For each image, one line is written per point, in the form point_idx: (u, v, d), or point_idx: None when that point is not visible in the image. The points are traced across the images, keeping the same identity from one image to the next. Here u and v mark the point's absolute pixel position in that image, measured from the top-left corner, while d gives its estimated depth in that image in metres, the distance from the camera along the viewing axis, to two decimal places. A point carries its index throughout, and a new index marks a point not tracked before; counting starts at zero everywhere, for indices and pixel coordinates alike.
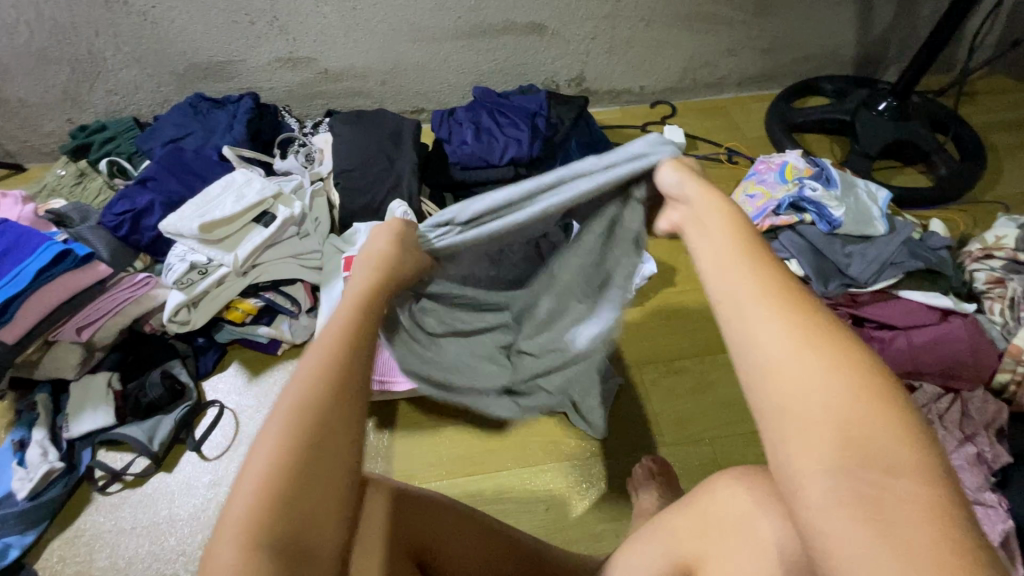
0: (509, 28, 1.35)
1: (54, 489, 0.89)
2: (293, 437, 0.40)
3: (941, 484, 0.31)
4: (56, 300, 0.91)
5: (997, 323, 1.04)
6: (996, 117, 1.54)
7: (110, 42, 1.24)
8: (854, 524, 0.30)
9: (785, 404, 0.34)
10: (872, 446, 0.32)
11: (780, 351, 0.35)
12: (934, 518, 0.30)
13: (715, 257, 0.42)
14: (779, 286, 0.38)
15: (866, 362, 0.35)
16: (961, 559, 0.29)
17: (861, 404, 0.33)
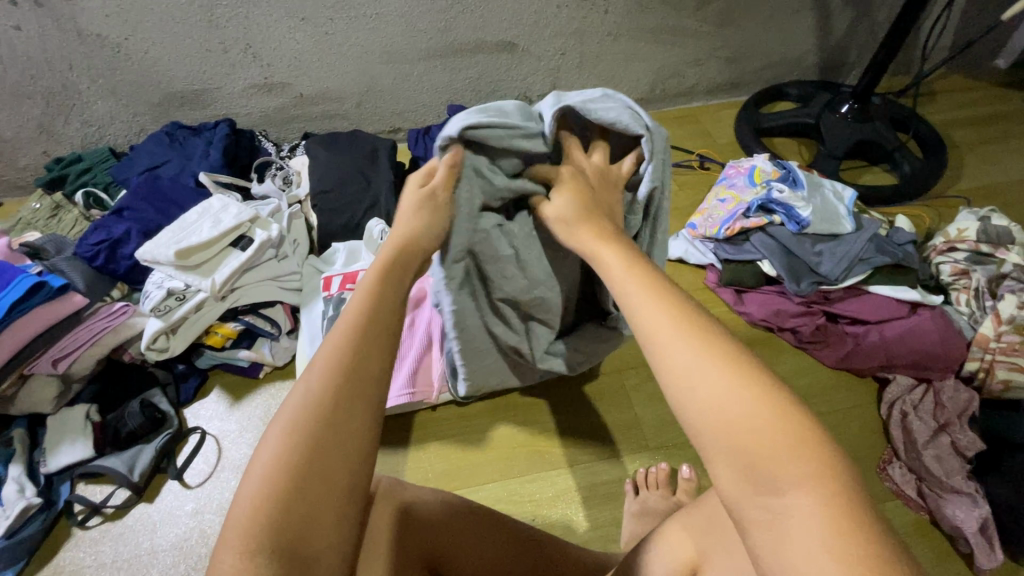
0: (480, 46, 1.38)
1: (32, 526, 0.88)
2: (281, 453, 0.43)
3: (831, 490, 0.37)
4: (31, 333, 0.90)
5: (964, 314, 1.07)
6: (955, 114, 1.60)
7: (84, 75, 1.25)
8: (760, 536, 0.37)
9: (703, 439, 0.41)
10: (770, 468, 0.38)
11: (687, 390, 0.42)
12: (827, 526, 0.35)
13: (629, 305, 0.48)
14: (692, 324, 0.45)
15: (765, 388, 0.41)
16: (848, 555, 0.34)
17: (761, 428, 0.39)
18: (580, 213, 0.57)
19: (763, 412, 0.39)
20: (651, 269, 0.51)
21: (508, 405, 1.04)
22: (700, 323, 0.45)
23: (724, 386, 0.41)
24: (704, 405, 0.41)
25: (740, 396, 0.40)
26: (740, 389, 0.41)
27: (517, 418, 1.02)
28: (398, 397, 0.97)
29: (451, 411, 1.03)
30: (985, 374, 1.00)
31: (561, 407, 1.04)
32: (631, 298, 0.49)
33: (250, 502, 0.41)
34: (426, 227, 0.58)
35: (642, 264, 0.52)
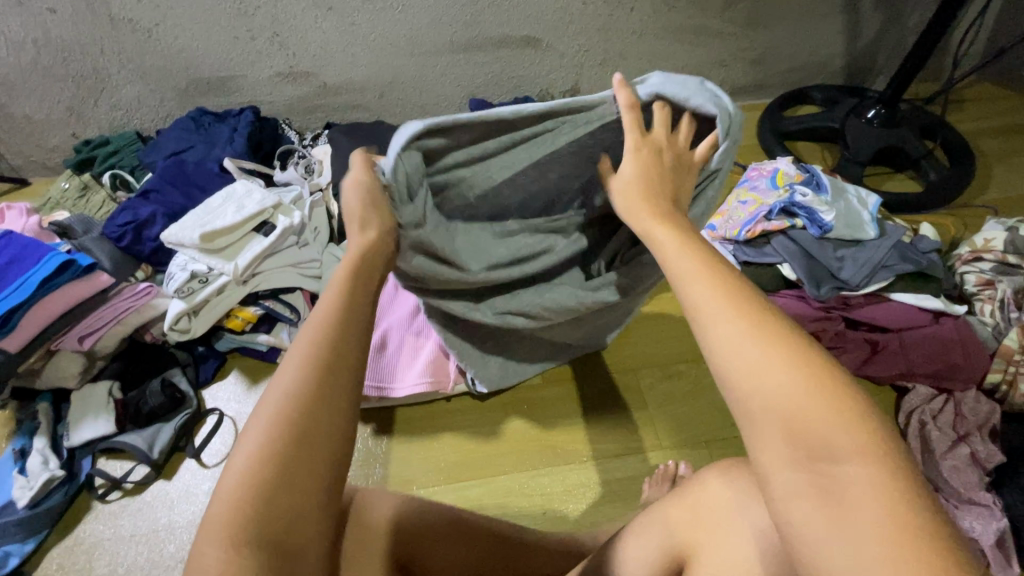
0: (504, 41, 1.38)
1: (54, 497, 0.90)
2: (271, 437, 0.44)
3: (885, 462, 0.39)
4: (59, 310, 0.92)
5: (987, 324, 1.05)
6: (984, 123, 1.57)
7: (114, 59, 1.27)
8: (812, 508, 0.39)
9: (751, 412, 0.42)
10: (823, 440, 0.40)
11: (737, 362, 0.43)
12: (882, 493, 0.37)
13: (680, 283, 0.49)
14: (739, 301, 0.46)
15: (814, 361, 0.42)
16: (901, 520, 0.36)
17: (809, 403, 0.41)
18: (632, 187, 0.58)
19: (818, 390, 0.41)
20: (697, 242, 0.53)
21: (522, 400, 1.04)
22: (750, 299, 0.47)
23: (780, 365, 0.42)
24: (757, 379, 0.42)
25: (792, 373, 0.42)
26: (794, 367, 0.42)
27: (531, 412, 1.03)
28: (414, 385, 0.98)
29: (465, 403, 1.04)
30: (1009, 387, 0.99)
31: (576, 403, 1.04)
32: (687, 276, 0.50)
33: (232, 497, 0.42)
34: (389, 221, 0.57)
35: (688, 237, 0.53)
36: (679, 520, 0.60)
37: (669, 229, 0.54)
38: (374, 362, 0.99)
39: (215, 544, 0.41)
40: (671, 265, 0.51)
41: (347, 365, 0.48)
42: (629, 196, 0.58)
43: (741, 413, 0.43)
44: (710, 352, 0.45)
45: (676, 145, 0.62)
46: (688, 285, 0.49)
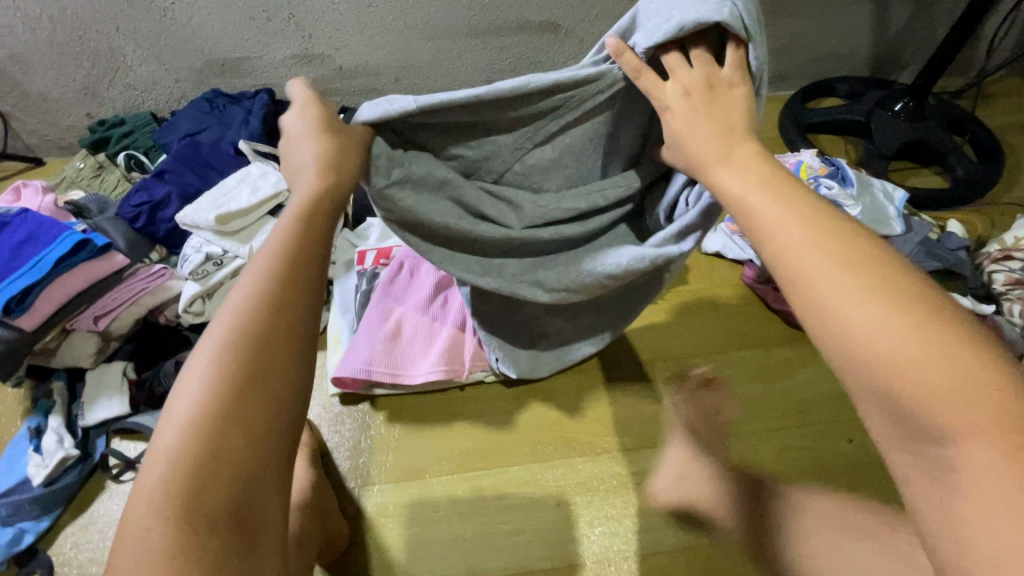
0: (523, 25, 1.35)
1: (69, 476, 0.90)
2: (208, 402, 0.44)
3: (1017, 439, 0.37)
4: (75, 289, 0.92)
5: (1016, 325, 1.02)
6: (1014, 119, 1.52)
7: (130, 38, 1.26)
8: (928, 482, 0.40)
9: (861, 386, 0.42)
10: (943, 417, 0.38)
11: (843, 328, 0.42)
12: (1012, 474, 0.36)
13: (780, 240, 0.48)
14: (846, 267, 0.44)
15: (937, 332, 0.40)
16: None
17: (930, 380, 0.39)
18: (718, 140, 0.55)
19: (937, 361, 0.39)
20: (796, 196, 0.50)
21: (535, 390, 1.03)
22: (864, 261, 0.44)
23: (893, 333, 0.40)
24: (864, 348, 0.41)
25: (903, 342, 0.40)
26: (909, 335, 0.40)
27: (544, 403, 1.02)
28: (429, 374, 0.97)
29: (479, 392, 1.02)
30: None
31: (589, 395, 1.02)
32: (787, 234, 0.47)
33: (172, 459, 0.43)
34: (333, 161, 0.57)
35: (791, 189, 0.51)
36: None
37: (768, 181, 0.51)
38: (389, 349, 0.98)
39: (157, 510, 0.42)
40: (767, 228, 0.49)
41: (279, 325, 0.48)
42: (715, 149, 0.55)
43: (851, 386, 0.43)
44: (816, 324, 0.44)
45: (706, 76, 0.57)
46: (787, 241, 0.47)
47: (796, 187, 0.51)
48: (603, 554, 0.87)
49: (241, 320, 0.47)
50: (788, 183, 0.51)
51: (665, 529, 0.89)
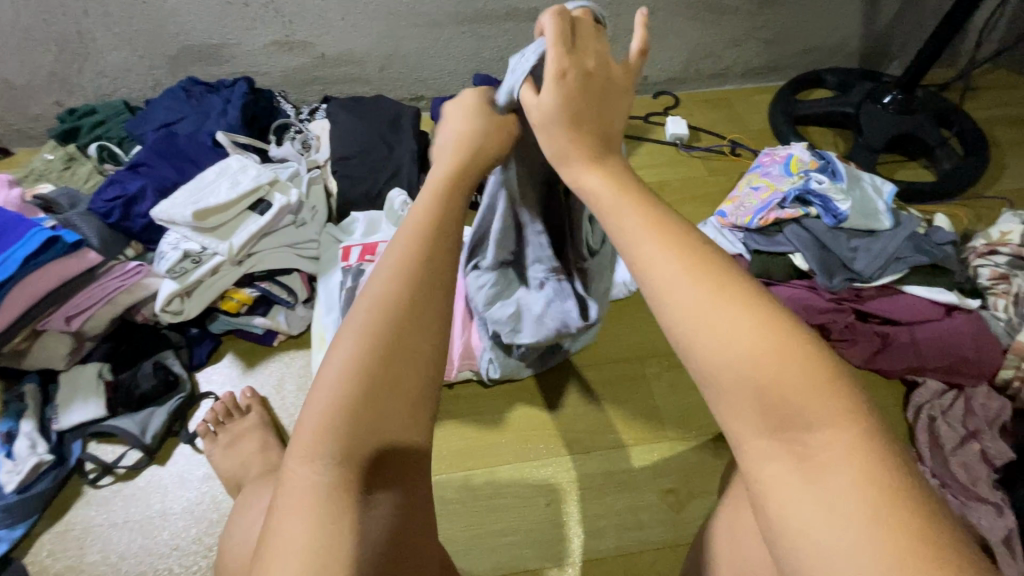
0: (511, 13, 1.32)
1: (43, 483, 0.87)
2: (366, 359, 0.48)
3: (856, 421, 0.39)
4: (44, 288, 0.88)
5: (1000, 320, 1.03)
6: (999, 111, 1.53)
7: (100, 22, 1.20)
8: (785, 470, 0.40)
9: (716, 382, 0.42)
10: (791, 405, 0.40)
11: (704, 341, 0.42)
12: (853, 453, 0.38)
13: (644, 250, 0.47)
14: (693, 264, 0.45)
15: (778, 325, 0.42)
16: (878, 480, 0.37)
17: (776, 368, 0.40)
18: (588, 133, 0.54)
19: (784, 358, 0.40)
20: (643, 197, 0.50)
21: (524, 388, 1.02)
22: (720, 271, 0.45)
23: (750, 337, 0.41)
24: (727, 357, 0.41)
25: (760, 343, 0.41)
26: (763, 337, 0.41)
27: (534, 401, 1.01)
28: None
29: (468, 390, 1.02)
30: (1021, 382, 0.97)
31: (578, 391, 1.02)
32: (645, 245, 0.47)
33: (332, 403, 0.47)
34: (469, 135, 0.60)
35: (644, 199, 0.50)
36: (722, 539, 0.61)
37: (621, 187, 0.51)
38: None
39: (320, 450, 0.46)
40: (616, 224, 0.49)
41: (422, 299, 0.51)
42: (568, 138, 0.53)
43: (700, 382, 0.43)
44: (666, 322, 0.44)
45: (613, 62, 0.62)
46: (643, 251, 0.47)
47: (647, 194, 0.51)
48: (594, 553, 0.87)
49: (377, 320, 0.49)
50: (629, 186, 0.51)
51: (654, 526, 0.89)
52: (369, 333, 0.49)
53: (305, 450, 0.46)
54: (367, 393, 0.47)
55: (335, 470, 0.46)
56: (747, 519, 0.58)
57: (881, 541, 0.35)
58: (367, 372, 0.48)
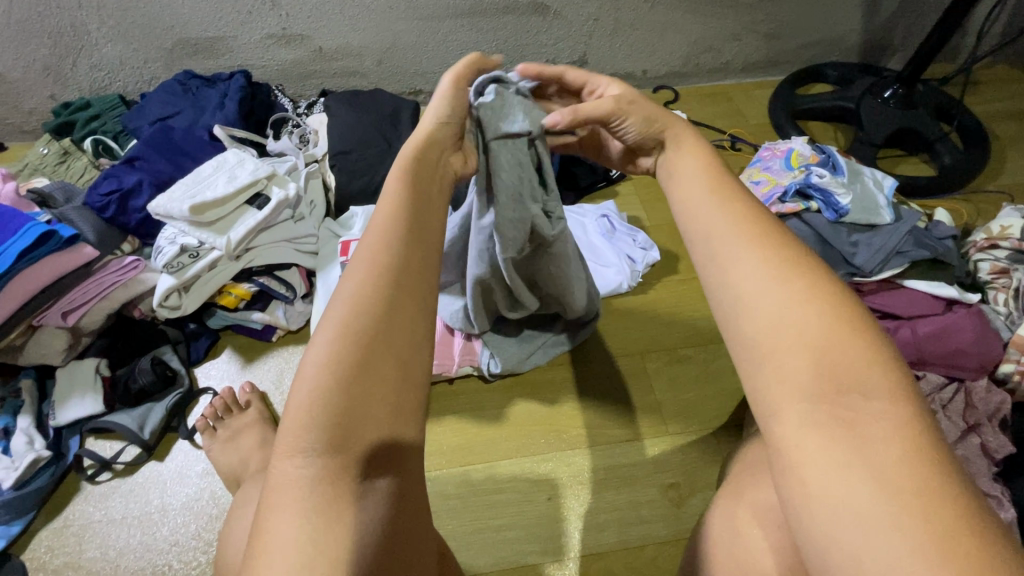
0: (511, 7, 1.31)
1: (41, 478, 0.87)
2: (345, 332, 0.45)
3: (910, 404, 0.40)
4: (40, 283, 0.87)
5: (1000, 314, 1.03)
6: (1000, 106, 1.53)
7: (94, 15, 1.19)
8: (827, 440, 0.40)
9: (769, 343, 0.45)
10: (846, 375, 0.42)
11: (766, 308, 0.46)
12: (905, 430, 0.39)
13: (716, 227, 0.52)
14: (762, 238, 0.50)
15: (841, 302, 0.45)
16: (926, 457, 0.38)
17: (835, 335, 0.43)
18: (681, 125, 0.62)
19: (848, 331, 0.43)
20: (720, 182, 0.55)
21: (524, 383, 1.02)
22: (780, 241, 0.49)
23: (816, 310, 0.45)
24: (785, 324, 0.45)
25: (825, 315, 0.44)
26: (829, 311, 0.44)
27: (534, 397, 1.00)
28: None
29: (469, 385, 1.02)
30: (1021, 377, 0.96)
31: (578, 386, 1.02)
32: (717, 222, 0.52)
33: (316, 378, 0.44)
34: (442, 117, 0.60)
35: (728, 182, 0.55)
36: (717, 533, 0.60)
37: (710, 170, 0.57)
38: None
39: (302, 432, 0.43)
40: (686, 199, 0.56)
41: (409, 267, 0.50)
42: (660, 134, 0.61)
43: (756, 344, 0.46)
44: (724, 285, 0.49)
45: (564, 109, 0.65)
46: (715, 228, 0.52)
47: (729, 181, 0.56)
48: (595, 548, 0.86)
49: (365, 294, 0.47)
50: (716, 171, 0.57)
51: (656, 521, 0.89)
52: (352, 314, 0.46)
53: (291, 441, 0.43)
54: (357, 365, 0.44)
55: (313, 456, 0.42)
56: (750, 512, 0.58)
57: (925, 513, 0.36)
58: (354, 344, 0.45)
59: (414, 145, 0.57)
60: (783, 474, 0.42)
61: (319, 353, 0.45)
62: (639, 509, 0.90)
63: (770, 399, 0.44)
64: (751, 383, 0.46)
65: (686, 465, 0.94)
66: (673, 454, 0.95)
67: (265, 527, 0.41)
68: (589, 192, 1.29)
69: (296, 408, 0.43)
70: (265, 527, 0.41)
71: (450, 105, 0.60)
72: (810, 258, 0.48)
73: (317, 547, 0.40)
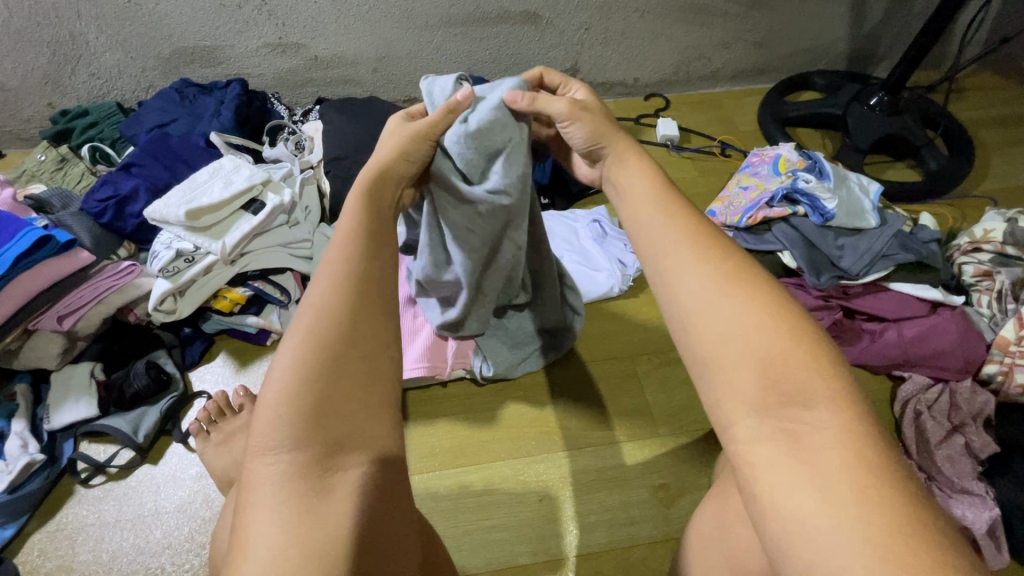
0: (503, 16, 1.33)
1: (35, 482, 0.87)
2: (312, 342, 0.46)
3: (853, 408, 0.42)
4: (36, 288, 0.88)
5: (984, 316, 1.06)
6: (985, 113, 1.56)
7: (92, 24, 1.20)
8: (778, 450, 0.42)
9: (717, 358, 0.46)
10: (792, 385, 0.43)
11: (713, 320, 0.47)
12: (848, 435, 0.41)
13: (672, 242, 0.53)
14: (704, 251, 0.50)
15: (786, 316, 0.46)
16: (870, 460, 0.39)
17: (779, 348, 0.44)
18: (622, 144, 0.61)
19: (792, 342, 0.44)
20: (670, 196, 0.55)
21: (516, 386, 1.03)
22: (725, 255, 0.50)
23: (763, 321, 0.45)
24: (733, 336, 0.46)
25: (770, 326, 0.45)
26: (771, 321, 0.45)
27: (525, 399, 1.02)
28: (411, 369, 0.97)
29: (461, 388, 1.03)
30: (1005, 378, 0.97)
31: (568, 389, 1.03)
32: (663, 237, 0.52)
33: (282, 391, 0.44)
34: (402, 151, 0.61)
35: (669, 195, 0.56)
36: (702, 532, 0.62)
37: (652, 184, 0.56)
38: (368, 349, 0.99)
39: (273, 443, 0.43)
40: (636, 214, 0.56)
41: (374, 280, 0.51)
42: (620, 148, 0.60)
43: (703, 359, 0.47)
44: (674, 303, 0.49)
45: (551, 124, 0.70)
46: (665, 243, 0.52)
47: (680, 198, 0.56)
48: (585, 549, 0.87)
49: (329, 308, 0.48)
50: (662, 184, 0.57)
51: (646, 521, 0.90)
52: (316, 327, 0.47)
53: (265, 439, 0.44)
54: (325, 376, 0.45)
55: (285, 468, 0.43)
56: (735, 510, 0.59)
57: (868, 516, 0.37)
58: (319, 356, 0.46)
59: (371, 169, 0.58)
60: (743, 483, 0.43)
61: (286, 362, 0.45)
62: (631, 509, 0.91)
63: (724, 413, 0.45)
64: (704, 395, 0.47)
65: (676, 466, 0.95)
66: (663, 455, 0.96)
67: (245, 528, 0.42)
68: (581, 198, 1.31)
69: (266, 413, 0.44)
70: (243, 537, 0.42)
71: (410, 141, 0.61)
72: (755, 269, 0.49)
73: (296, 552, 0.40)
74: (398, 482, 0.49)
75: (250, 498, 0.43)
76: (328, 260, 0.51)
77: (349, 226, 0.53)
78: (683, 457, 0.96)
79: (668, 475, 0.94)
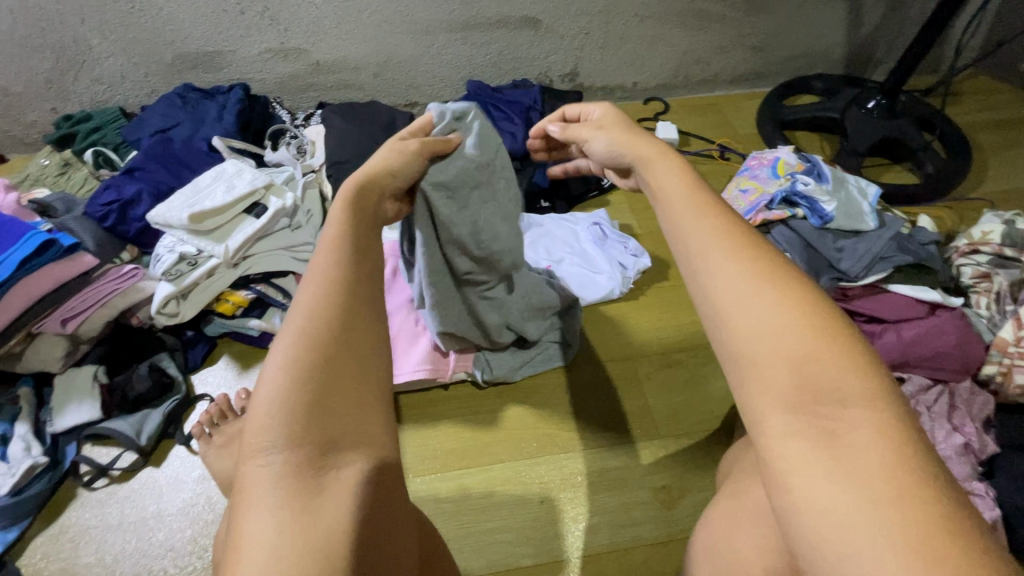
0: (503, 21, 1.34)
1: (38, 485, 0.87)
2: None
3: (885, 406, 0.42)
4: (40, 291, 0.88)
5: (982, 317, 1.06)
6: (982, 116, 1.57)
7: (96, 30, 1.22)
8: (809, 445, 0.42)
9: (752, 353, 0.46)
10: (823, 382, 0.43)
11: (748, 318, 0.47)
12: (881, 432, 0.41)
13: (697, 243, 0.53)
14: (738, 250, 0.51)
15: (819, 315, 0.46)
16: (902, 458, 0.40)
17: (812, 345, 0.45)
18: (652, 146, 0.64)
19: (824, 341, 0.45)
20: (703, 197, 0.56)
21: (517, 388, 1.03)
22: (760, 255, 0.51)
23: (791, 320, 0.46)
24: (766, 335, 0.46)
25: (801, 325, 0.46)
26: (802, 319, 0.46)
27: (527, 401, 1.02)
28: (413, 372, 0.98)
29: (462, 390, 1.03)
30: (1003, 378, 0.98)
31: (569, 391, 1.03)
32: (698, 236, 0.53)
33: (311, 388, 0.44)
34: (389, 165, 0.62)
35: (702, 195, 0.56)
36: (717, 529, 0.62)
37: (686, 184, 0.57)
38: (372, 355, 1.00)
39: (300, 441, 0.43)
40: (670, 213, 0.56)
41: None
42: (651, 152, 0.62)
43: (738, 355, 0.47)
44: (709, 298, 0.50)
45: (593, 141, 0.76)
46: (698, 241, 0.53)
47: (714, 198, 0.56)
48: (587, 550, 0.87)
49: None
50: (688, 185, 0.57)
51: (647, 522, 0.90)
52: None
53: (289, 436, 0.44)
54: None
55: (309, 465, 0.43)
56: (742, 510, 0.59)
57: (904, 511, 0.37)
58: None
59: (361, 178, 0.59)
60: (772, 479, 0.43)
61: (314, 360, 0.46)
62: (633, 510, 0.91)
63: (756, 408, 0.45)
64: (737, 391, 0.47)
65: (677, 468, 0.95)
66: (664, 456, 0.97)
67: (265, 527, 0.42)
68: (581, 201, 1.32)
69: (293, 409, 0.44)
70: (263, 535, 0.41)
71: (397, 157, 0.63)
72: (788, 269, 0.50)
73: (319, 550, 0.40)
74: (404, 481, 0.49)
75: (271, 496, 0.43)
76: (355, 261, 0.51)
77: (377, 229, 0.54)
78: (683, 458, 0.96)
79: (668, 476, 0.95)
